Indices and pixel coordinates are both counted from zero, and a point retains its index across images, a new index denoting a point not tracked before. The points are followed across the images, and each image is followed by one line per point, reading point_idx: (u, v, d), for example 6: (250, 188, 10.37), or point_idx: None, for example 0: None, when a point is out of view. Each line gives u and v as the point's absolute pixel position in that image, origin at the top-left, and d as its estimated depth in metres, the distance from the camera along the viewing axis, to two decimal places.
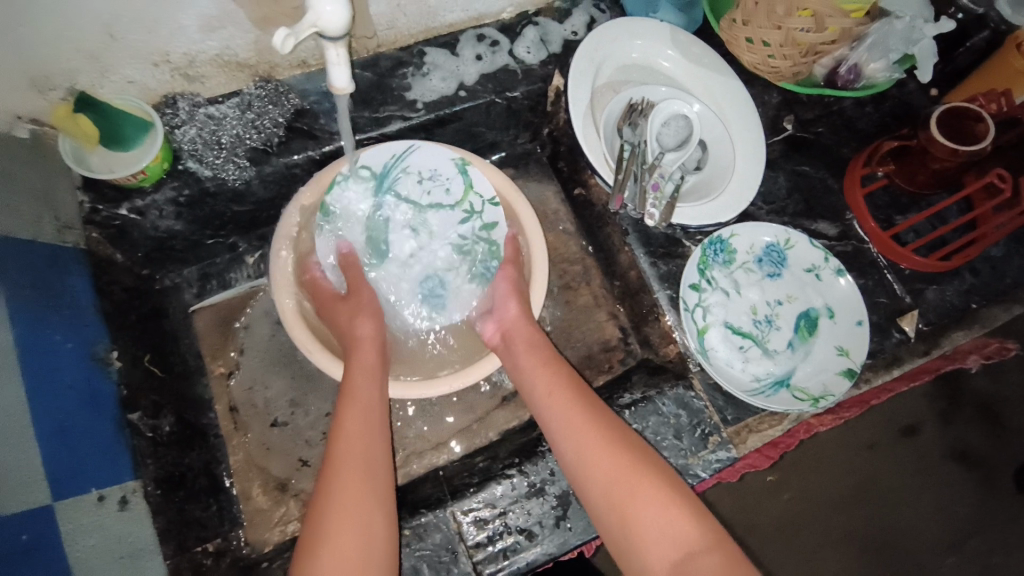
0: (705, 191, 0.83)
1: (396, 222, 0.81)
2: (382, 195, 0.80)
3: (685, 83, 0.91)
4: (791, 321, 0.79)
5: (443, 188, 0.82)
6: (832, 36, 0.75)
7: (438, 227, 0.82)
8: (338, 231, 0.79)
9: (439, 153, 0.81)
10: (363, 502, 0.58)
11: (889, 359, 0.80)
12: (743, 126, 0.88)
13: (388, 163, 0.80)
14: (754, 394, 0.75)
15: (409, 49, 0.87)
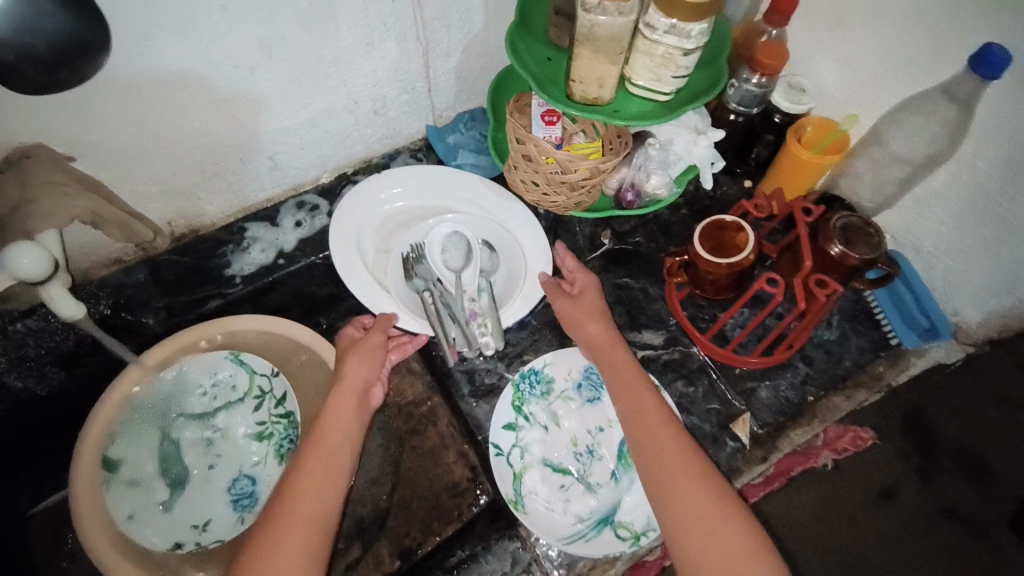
0: (512, 283, 0.85)
1: (189, 445, 0.80)
2: (169, 427, 0.79)
3: (432, 204, 0.93)
4: (612, 448, 0.77)
5: (227, 387, 0.81)
6: (585, 175, 0.77)
7: (232, 427, 0.80)
8: (131, 479, 0.75)
9: (211, 359, 0.81)
10: (301, 555, 0.63)
11: (726, 473, 0.77)
12: (522, 224, 0.90)
13: (166, 395, 0.79)
14: (574, 539, 0.72)
15: (228, 228, 0.92)
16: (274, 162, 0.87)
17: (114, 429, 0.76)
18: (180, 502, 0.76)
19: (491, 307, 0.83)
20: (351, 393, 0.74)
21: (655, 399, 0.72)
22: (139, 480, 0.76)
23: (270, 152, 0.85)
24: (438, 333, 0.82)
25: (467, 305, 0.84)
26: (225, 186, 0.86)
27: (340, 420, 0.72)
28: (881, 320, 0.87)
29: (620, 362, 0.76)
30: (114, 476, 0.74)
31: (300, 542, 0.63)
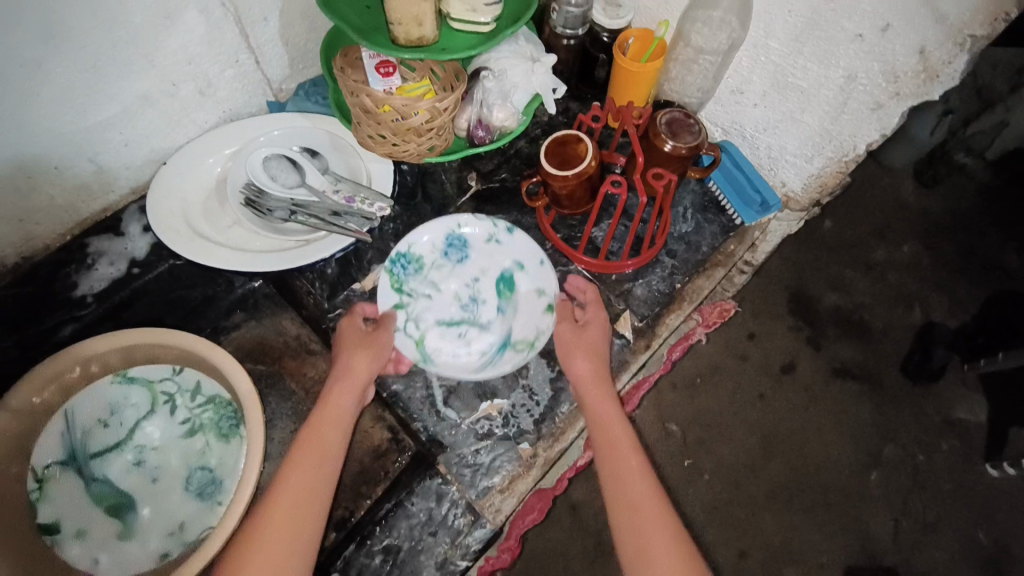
0: (357, 169, 0.92)
1: (119, 474, 0.77)
2: (87, 470, 0.76)
3: (242, 150, 0.91)
4: (491, 289, 0.83)
5: (129, 408, 0.80)
6: (427, 117, 0.79)
7: (156, 438, 0.79)
8: (75, 530, 0.73)
9: (100, 390, 0.79)
10: (289, 543, 0.63)
11: (617, 367, 0.85)
12: (346, 135, 0.93)
13: (66, 443, 0.77)
14: (481, 368, 0.78)
15: (67, 247, 0.85)
16: (99, 165, 0.82)
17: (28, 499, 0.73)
18: (139, 526, 0.74)
19: (351, 184, 0.89)
20: (344, 411, 0.72)
21: (641, 470, 0.70)
22: (86, 529, 0.73)
23: (91, 153, 0.80)
24: (334, 228, 0.86)
25: (332, 197, 0.89)
26: (47, 200, 0.80)
27: (339, 417, 0.72)
28: (724, 204, 0.96)
29: (606, 423, 0.73)
30: (56, 536, 0.72)
31: (279, 534, 0.63)
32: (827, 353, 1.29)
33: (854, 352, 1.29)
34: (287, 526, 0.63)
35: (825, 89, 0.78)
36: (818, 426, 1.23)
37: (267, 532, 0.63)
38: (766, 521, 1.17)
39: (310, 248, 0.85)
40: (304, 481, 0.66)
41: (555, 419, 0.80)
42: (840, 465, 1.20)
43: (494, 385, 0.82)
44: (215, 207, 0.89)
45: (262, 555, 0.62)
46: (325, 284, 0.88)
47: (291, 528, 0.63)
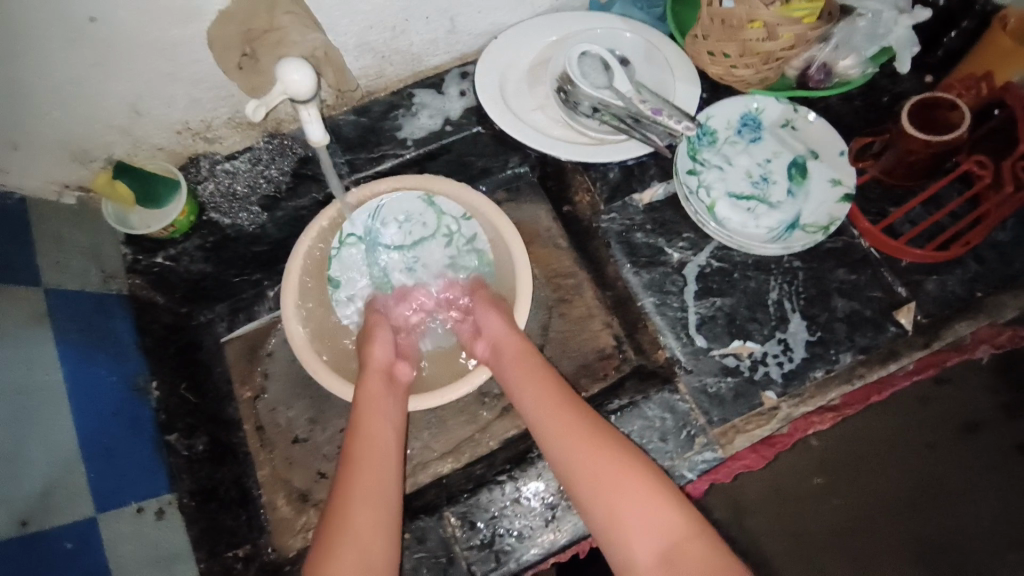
0: (664, 86, 0.92)
1: (391, 267, 0.93)
2: (373, 254, 0.92)
3: (562, 42, 0.95)
4: (783, 172, 0.88)
5: (419, 224, 0.92)
6: (789, 43, 0.76)
7: (427, 258, 0.93)
8: (350, 294, 0.91)
9: (405, 198, 0.90)
10: (380, 509, 0.68)
11: (885, 353, 0.80)
12: (664, 49, 0.93)
13: (367, 223, 0.91)
14: (771, 241, 0.84)
15: (399, 93, 0.95)
16: (452, 25, 0.89)
17: (327, 254, 0.90)
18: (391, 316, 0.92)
19: (659, 98, 0.90)
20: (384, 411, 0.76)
21: None
22: (356, 296, 0.91)
23: (452, 14, 0.86)
24: (634, 134, 0.89)
25: (636, 103, 0.89)
26: (407, 46, 0.88)
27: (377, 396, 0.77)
28: None
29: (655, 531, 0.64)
30: (336, 294, 0.90)
31: (371, 486, 0.69)
32: None
33: None
34: (375, 481, 0.70)
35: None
36: None
37: (361, 484, 0.69)
38: None
39: (604, 148, 0.91)
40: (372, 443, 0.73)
41: (805, 381, 0.80)
42: None
43: (750, 329, 0.83)
44: (524, 89, 0.94)
45: (359, 505, 0.68)
46: (607, 186, 0.92)
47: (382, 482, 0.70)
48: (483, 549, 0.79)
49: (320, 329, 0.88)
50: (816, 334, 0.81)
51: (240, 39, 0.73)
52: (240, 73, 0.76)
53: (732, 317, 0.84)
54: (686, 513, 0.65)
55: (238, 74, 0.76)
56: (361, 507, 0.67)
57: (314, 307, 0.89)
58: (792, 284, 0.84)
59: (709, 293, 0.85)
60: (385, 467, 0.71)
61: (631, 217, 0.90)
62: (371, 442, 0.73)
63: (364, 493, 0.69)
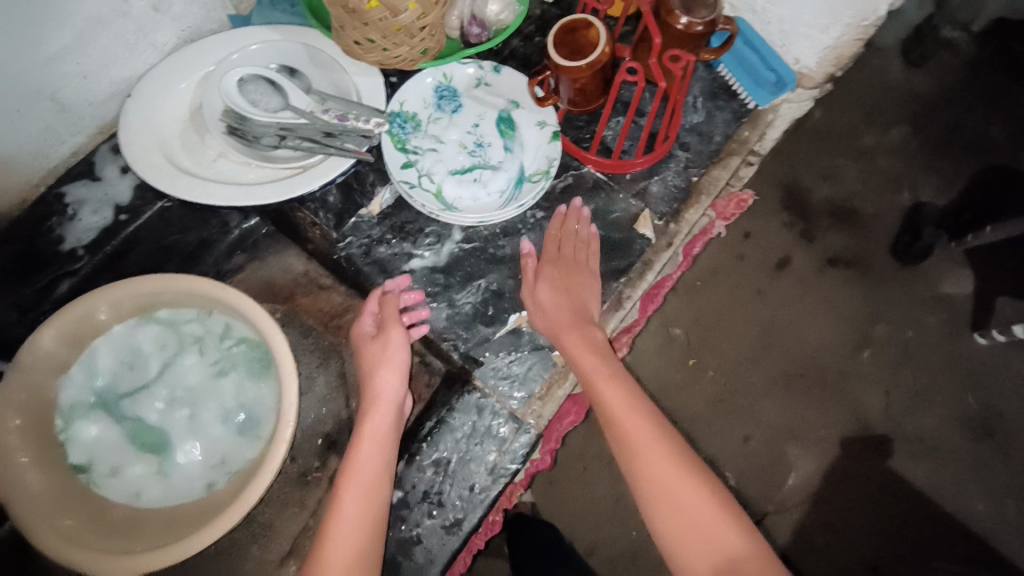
0: (343, 84, 0.84)
1: (148, 413, 0.77)
2: (118, 411, 0.77)
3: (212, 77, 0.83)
4: (492, 132, 0.86)
5: (148, 357, 0.79)
6: (419, 10, 0.70)
7: (185, 378, 0.79)
8: (110, 469, 0.74)
9: (119, 337, 0.78)
10: (366, 526, 0.63)
11: (640, 268, 0.86)
12: (327, 48, 0.85)
13: (90, 385, 0.76)
14: (505, 204, 0.82)
15: (42, 199, 0.79)
16: (60, 104, 0.74)
17: (59, 440, 0.73)
18: (177, 461, 0.75)
19: (342, 101, 0.82)
20: (390, 397, 0.71)
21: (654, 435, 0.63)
22: (120, 467, 0.74)
23: (50, 92, 0.72)
24: (330, 150, 0.81)
25: (320, 115, 0.81)
26: (10, 148, 0.72)
27: (388, 394, 0.71)
28: (735, 87, 0.91)
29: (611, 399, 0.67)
30: (91, 476, 0.73)
31: (357, 508, 0.64)
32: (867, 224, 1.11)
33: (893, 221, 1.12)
34: (365, 496, 0.65)
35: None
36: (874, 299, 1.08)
37: (348, 507, 0.64)
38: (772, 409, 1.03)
39: (308, 173, 0.81)
40: (378, 442, 0.68)
41: None
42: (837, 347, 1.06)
43: (521, 297, 0.81)
44: (194, 141, 0.82)
45: (345, 534, 0.62)
46: (329, 212, 0.84)
47: (372, 496, 0.65)
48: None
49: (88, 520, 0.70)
50: None
51: None
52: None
53: (500, 293, 0.81)
54: (674, 453, 0.61)
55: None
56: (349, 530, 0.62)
57: (65, 506, 0.69)
58: (544, 237, 0.84)
59: (471, 278, 0.82)
60: (377, 504, 0.65)
61: (367, 233, 0.83)
62: (375, 445, 0.68)
63: (356, 515, 0.63)
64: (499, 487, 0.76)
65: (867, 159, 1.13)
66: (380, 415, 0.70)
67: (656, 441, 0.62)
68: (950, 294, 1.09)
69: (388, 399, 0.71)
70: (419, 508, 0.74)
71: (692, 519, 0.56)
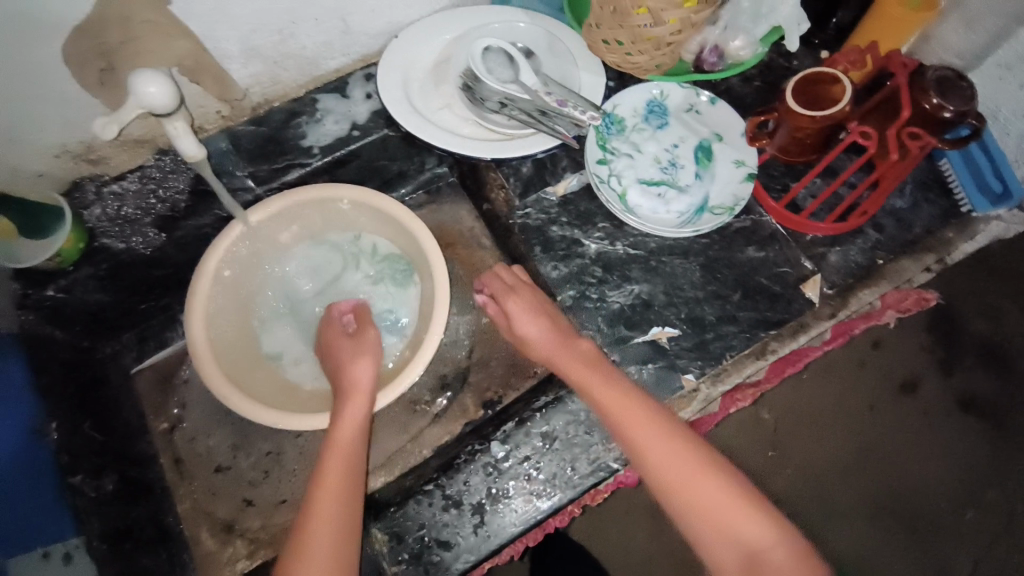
0: (569, 75, 0.91)
1: (322, 317, 0.91)
2: (300, 313, 0.91)
3: (462, 39, 0.93)
4: (689, 156, 0.89)
5: (323, 269, 0.93)
6: (676, 27, 0.75)
7: (349, 291, 0.92)
8: (292, 359, 0.88)
9: (296, 250, 0.91)
10: (346, 493, 0.68)
11: (795, 326, 0.82)
12: (568, 39, 0.92)
13: (278, 289, 0.91)
14: (681, 225, 0.84)
15: (301, 99, 0.92)
16: (346, 26, 0.85)
17: (258, 330, 0.89)
18: None
19: (564, 88, 0.88)
20: (364, 387, 0.75)
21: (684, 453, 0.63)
22: (302, 360, 0.88)
23: (344, 13, 0.83)
24: (541, 126, 0.88)
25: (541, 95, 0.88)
26: (298, 49, 0.84)
27: (357, 426, 0.72)
28: (955, 188, 0.90)
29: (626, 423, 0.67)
30: (281, 363, 0.88)
31: (330, 535, 0.65)
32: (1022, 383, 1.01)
33: None
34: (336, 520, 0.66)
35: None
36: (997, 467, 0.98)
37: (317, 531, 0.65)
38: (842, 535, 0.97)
39: (514, 143, 0.89)
40: (342, 460, 0.70)
41: (724, 360, 0.80)
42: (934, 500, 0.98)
43: (668, 315, 0.83)
44: (430, 88, 0.92)
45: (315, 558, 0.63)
46: (519, 180, 0.91)
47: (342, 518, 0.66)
48: (414, 564, 0.73)
49: (269, 390, 0.84)
50: (731, 313, 0.82)
51: (95, 52, 0.67)
52: (102, 89, 0.71)
53: (649, 303, 0.84)
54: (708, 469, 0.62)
55: (102, 89, 0.71)
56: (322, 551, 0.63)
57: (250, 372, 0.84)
58: (709, 266, 0.85)
59: (626, 281, 0.85)
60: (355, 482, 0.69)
61: (546, 210, 0.90)
62: (339, 466, 0.70)
63: (326, 535, 0.64)
64: (595, 479, 0.77)
65: None
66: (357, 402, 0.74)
67: (683, 452, 0.63)
68: None
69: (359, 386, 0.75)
70: (517, 468, 0.77)
71: (714, 508, 0.60)
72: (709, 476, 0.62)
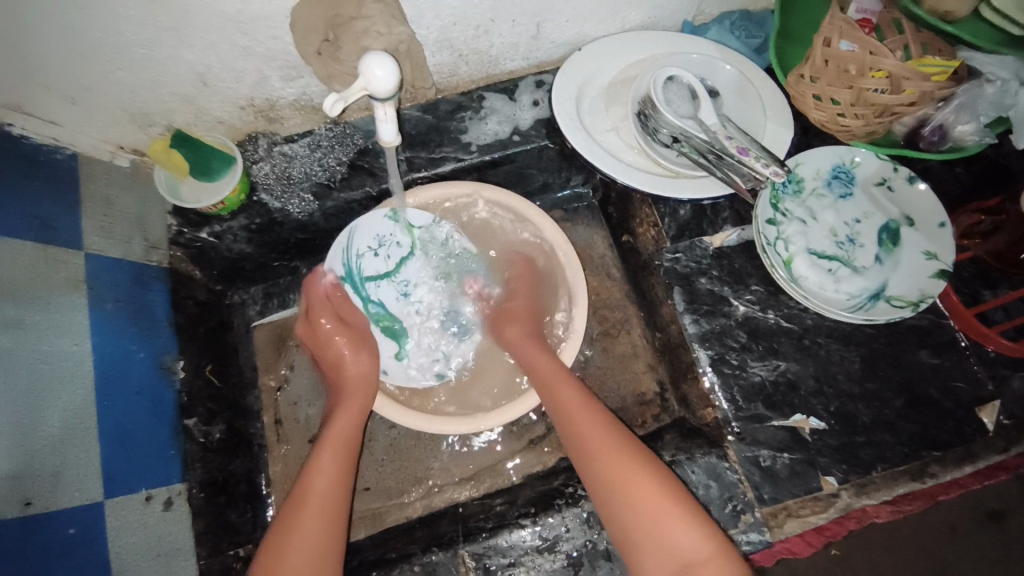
0: (754, 124, 0.84)
1: (391, 300, 0.86)
2: (368, 290, 0.86)
3: (643, 64, 0.89)
4: (872, 236, 0.80)
5: (393, 247, 0.86)
6: (910, 98, 0.71)
7: (416, 274, 0.87)
8: (420, 311, 0.87)
9: (372, 220, 0.84)
10: (331, 505, 0.68)
11: (961, 453, 0.73)
12: (761, 87, 0.86)
13: (346, 261, 0.84)
14: (853, 312, 0.76)
15: (469, 95, 0.90)
16: (538, 31, 0.83)
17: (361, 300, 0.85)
18: (424, 341, 0.86)
19: (748, 135, 0.81)
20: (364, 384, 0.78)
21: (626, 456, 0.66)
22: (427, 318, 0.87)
23: (541, 20, 0.81)
24: (716, 172, 0.81)
25: (721, 136, 0.80)
26: (486, 47, 0.83)
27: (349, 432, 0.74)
28: None
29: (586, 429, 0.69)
30: (399, 336, 0.86)
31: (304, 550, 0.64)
32: None
33: None
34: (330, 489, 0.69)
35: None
36: None
37: (309, 510, 0.67)
38: None
39: (679, 183, 0.83)
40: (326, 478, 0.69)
41: (872, 471, 0.72)
42: None
43: (815, 404, 0.75)
44: (601, 107, 0.89)
45: (308, 533, 0.65)
46: (675, 223, 0.85)
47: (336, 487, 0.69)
48: None
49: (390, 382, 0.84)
50: (887, 419, 0.74)
51: (326, 23, 0.68)
52: (318, 59, 0.72)
53: (794, 385, 0.76)
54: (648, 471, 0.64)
55: (317, 59, 0.72)
56: (313, 526, 0.66)
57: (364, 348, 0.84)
58: (872, 361, 0.77)
59: (772, 355, 0.78)
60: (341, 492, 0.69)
61: (698, 259, 0.83)
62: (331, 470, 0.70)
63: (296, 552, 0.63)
64: None
65: None
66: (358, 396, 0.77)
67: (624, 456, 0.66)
68: None
69: (367, 383, 0.78)
70: None
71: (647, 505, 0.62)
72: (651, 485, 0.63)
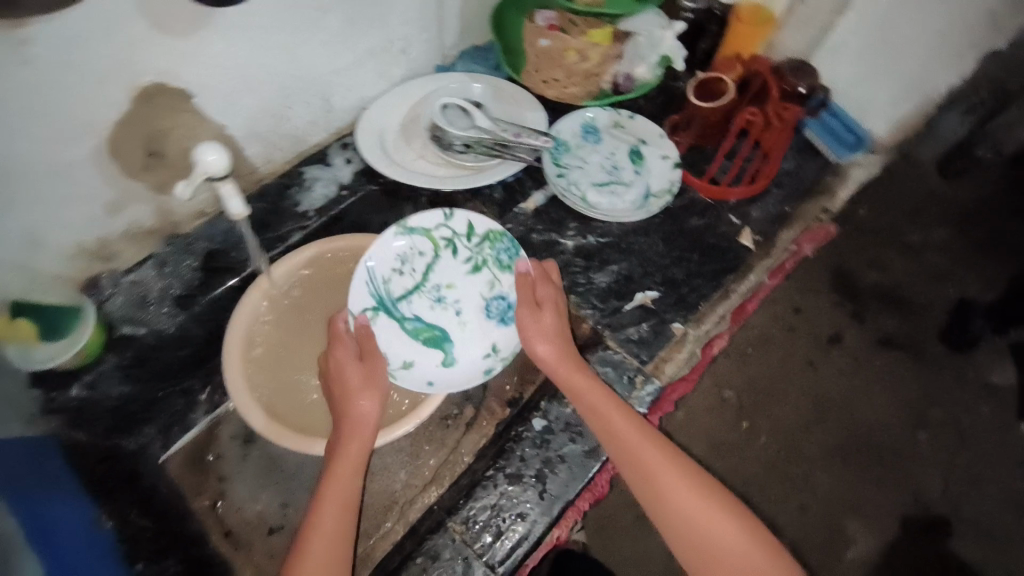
0: (517, 116, 1.10)
1: (424, 310, 0.89)
2: (399, 310, 0.88)
3: (421, 103, 1.10)
4: (626, 159, 1.08)
5: (416, 258, 0.90)
6: (596, 61, 1.05)
7: (447, 276, 0.91)
8: (461, 320, 0.89)
9: (387, 241, 0.87)
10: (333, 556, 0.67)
11: (742, 269, 1.02)
12: (510, 88, 1.12)
13: (373, 291, 0.86)
14: (637, 212, 1.03)
15: (289, 174, 1.03)
16: (327, 104, 1.00)
17: (398, 321, 0.87)
18: (455, 349, 0.88)
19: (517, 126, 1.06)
20: (365, 424, 0.74)
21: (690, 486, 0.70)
22: (466, 321, 0.89)
23: (326, 95, 0.98)
24: (506, 156, 1.04)
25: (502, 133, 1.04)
26: (290, 129, 0.97)
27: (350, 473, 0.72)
28: (820, 146, 1.18)
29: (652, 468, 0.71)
30: (442, 346, 0.88)
31: None
32: (909, 302, 1.29)
33: (925, 298, 1.29)
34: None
35: (926, 35, 1.02)
36: (912, 373, 1.23)
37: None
38: (823, 476, 1.14)
39: (484, 173, 1.03)
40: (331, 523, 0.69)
41: (699, 306, 0.98)
42: (879, 419, 1.18)
43: (646, 283, 0.99)
44: (402, 144, 1.07)
45: None
46: (495, 205, 1.06)
47: None
48: (494, 541, 0.83)
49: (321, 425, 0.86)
50: (694, 271, 1.01)
51: (143, 139, 0.77)
52: (148, 174, 0.81)
53: (628, 277, 1.00)
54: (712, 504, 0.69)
55: (147, 174, 0.81)
56: None
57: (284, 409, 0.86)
58: (666, 239, 1.03)
59: (605, 264, 1.01)
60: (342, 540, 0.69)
61: (524, 222, 1.05)
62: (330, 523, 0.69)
63: None
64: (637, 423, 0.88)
65: (903, 234, 1.34)
66: (356, 438, 0.73)
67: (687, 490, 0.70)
68: (1001, 386, 1.23)
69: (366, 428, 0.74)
70: (560, 436, 0.89)
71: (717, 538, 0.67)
72: (715, 512, 0.69)
